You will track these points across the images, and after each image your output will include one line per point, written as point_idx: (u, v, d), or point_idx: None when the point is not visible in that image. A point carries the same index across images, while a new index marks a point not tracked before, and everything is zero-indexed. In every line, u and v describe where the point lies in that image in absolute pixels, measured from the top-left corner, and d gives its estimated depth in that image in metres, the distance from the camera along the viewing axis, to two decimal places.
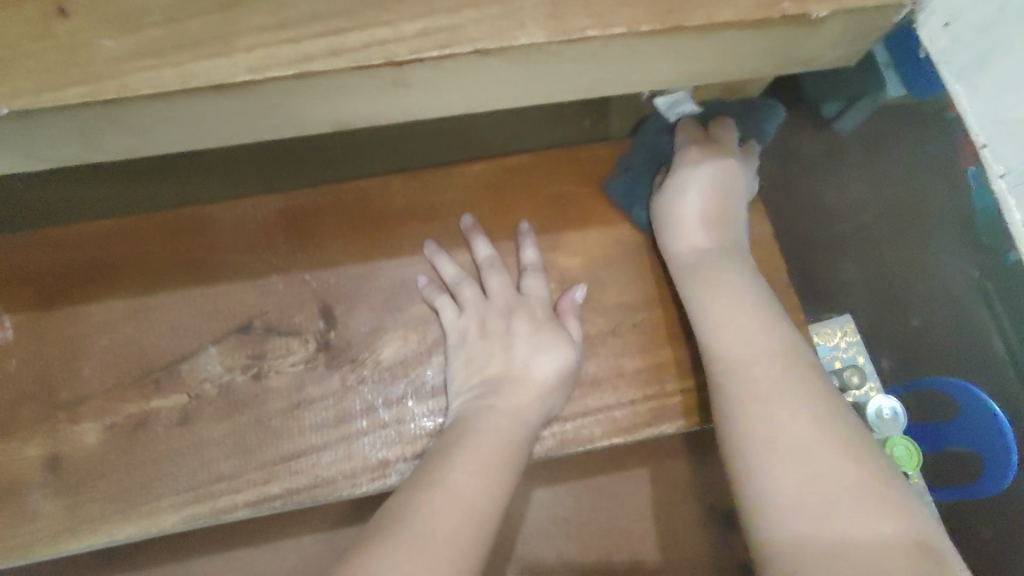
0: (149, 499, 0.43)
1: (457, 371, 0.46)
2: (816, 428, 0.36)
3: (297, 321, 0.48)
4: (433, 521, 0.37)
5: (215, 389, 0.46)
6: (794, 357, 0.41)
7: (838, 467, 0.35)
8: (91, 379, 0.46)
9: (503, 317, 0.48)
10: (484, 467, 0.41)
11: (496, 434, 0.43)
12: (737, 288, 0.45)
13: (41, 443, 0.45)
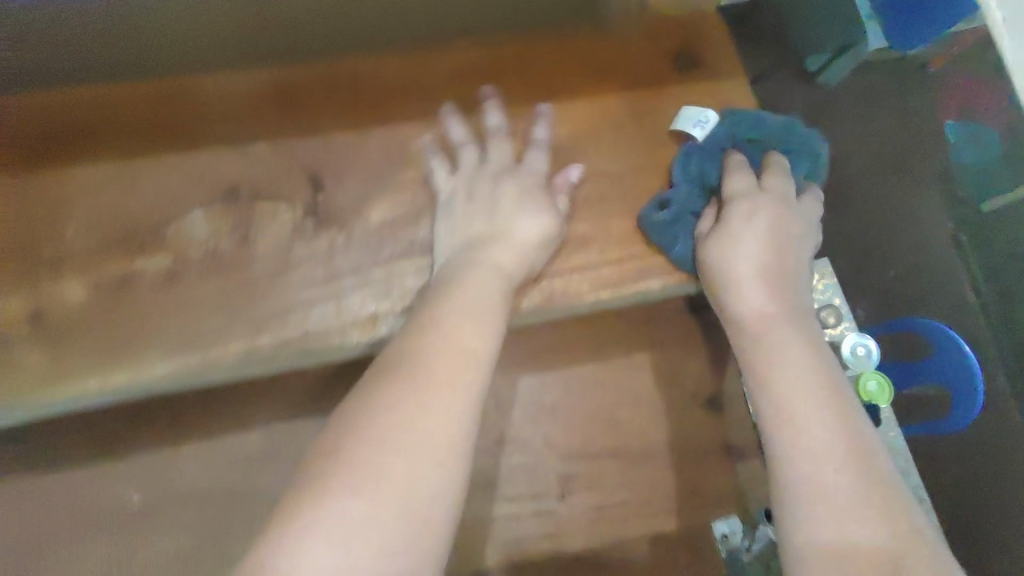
0: (138, 349, 0.44)
1: (454, 244, 0.45)
2: (890, 506, 0.34)
3: (283, 186, 0.48)
4: (394, 457, 0.31)
5: (200, 252, 0.46)
6: (851, 410, 0.37)
7: (898, 537, 0.32)
8: (74, 239, 0.46)
9: (500, 185, 0.47)
10: (454, 393, 0.34)
11: (474, 342, 0.37)
12: (809, 342, 0.40)
13: (26, 297, 0.44)
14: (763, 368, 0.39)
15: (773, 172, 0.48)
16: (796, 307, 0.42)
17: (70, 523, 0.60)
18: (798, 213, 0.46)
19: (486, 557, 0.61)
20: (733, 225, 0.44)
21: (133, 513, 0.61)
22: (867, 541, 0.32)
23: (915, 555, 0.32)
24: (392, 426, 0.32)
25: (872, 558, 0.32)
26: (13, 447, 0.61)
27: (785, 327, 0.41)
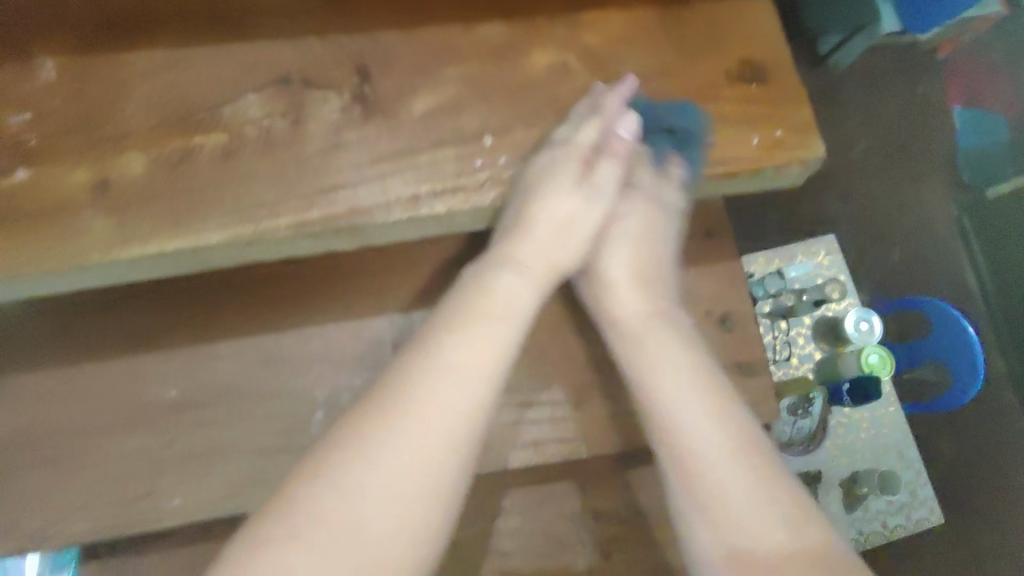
0: (196, 218, 0.46)
1: (494, 270, 0.56)
2: (746, 471, 0.51)
3: (333, 76, 0.50)
4: (399, 478, 0.46)
5: (257, 131, 0.48)
6: (720, 403, 0.54)
7: (758, 493, 0.50)
8: (134, 117, 0.48)
9: (555, 205, 0.56)
10: (448, 404, 0.48)
11: (464, 358, 0.50)
12: (681, 347, 0.57)
13: (90, 169, 0.47)
14: (657, 379, 0.56)
15: (633, 172, 0.61)
16: (658, 308, 0.61)
17: (110, 416, 0.62)
18: (661, 200, 0.61)
19: (507, 458, 0.64)
20: (618, 248, 0.62)
21: (167, 408, 0.62)
22: (735, 499, 0.50)
23: (768, 502, 0.50)
24: (397, 447, 0.46)
25: (738, 509, 0.50)
26: (48, 340, 0.62)
27: (659, 334, 0.59)
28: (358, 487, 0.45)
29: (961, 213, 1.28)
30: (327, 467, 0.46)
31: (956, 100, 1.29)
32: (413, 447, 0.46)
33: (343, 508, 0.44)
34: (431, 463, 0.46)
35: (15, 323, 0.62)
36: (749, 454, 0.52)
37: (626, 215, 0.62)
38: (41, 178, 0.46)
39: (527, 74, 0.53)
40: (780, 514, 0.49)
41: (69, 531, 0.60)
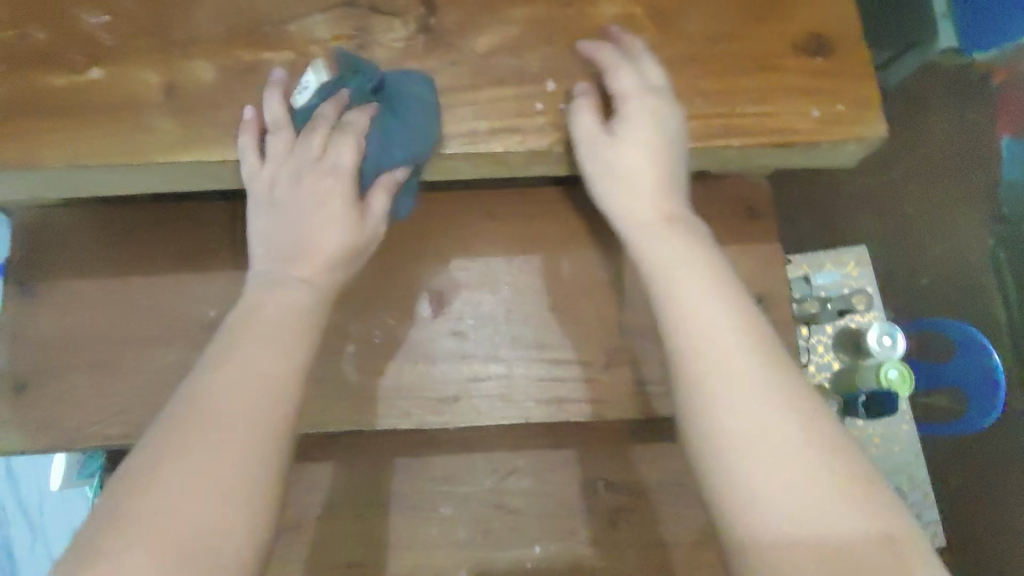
0: (258, 129, 0.47)
1: (321, 222, 0.48)
2: (800, 428, 0.40)
3: (400, 5, 0.50)
4: (207, 447, 0.38)
5: (324, 52, 0.50)
6: (764, 344, 0.44)
7: (814, 459, 0.39)
8: (204, 26, 0.49)
9: (316, 188, 0.48)
10: (277, 351, 0.43)
11: (262, 355, 0.42)
12: (699, 264, 0.47)
13: (158, 71, 0.47)
14: (687, 317, 0.45)
15: (624, 73, 0.50)
16: (669, 215, 0.50)
17: (149, 329, 0.63)
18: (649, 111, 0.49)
19: (530, 412, 0.64)
20: (586, 160, 0.50)
21: (203, 327, 0.63)
22: (790, 475, 0.39)
23: (836, 469, 0.39)
24: (199, 419, 0.39)
25: (790, 484, 0.39)
26: (99, 251, 0.64)
27: (681, 240, 0.49)
28: (151, 471, 0.37)
29: (996, 245, 1.15)
30: (116, 492, 0.37)
31: (1004, 130, 1.17)
32: (243, 404, 0.40)
33: (169, 517, 0.35)
34: (253, 410, 0.40)
35: (71, 231, 0.64)
36: (745, 403, 0.41)
37: (624, 116, 0.50)
38: (110, 76, 0.47)
39: (591, 23, 0.52)
40: (832, 458, 0.40)
41: (101, 435, 0.61)
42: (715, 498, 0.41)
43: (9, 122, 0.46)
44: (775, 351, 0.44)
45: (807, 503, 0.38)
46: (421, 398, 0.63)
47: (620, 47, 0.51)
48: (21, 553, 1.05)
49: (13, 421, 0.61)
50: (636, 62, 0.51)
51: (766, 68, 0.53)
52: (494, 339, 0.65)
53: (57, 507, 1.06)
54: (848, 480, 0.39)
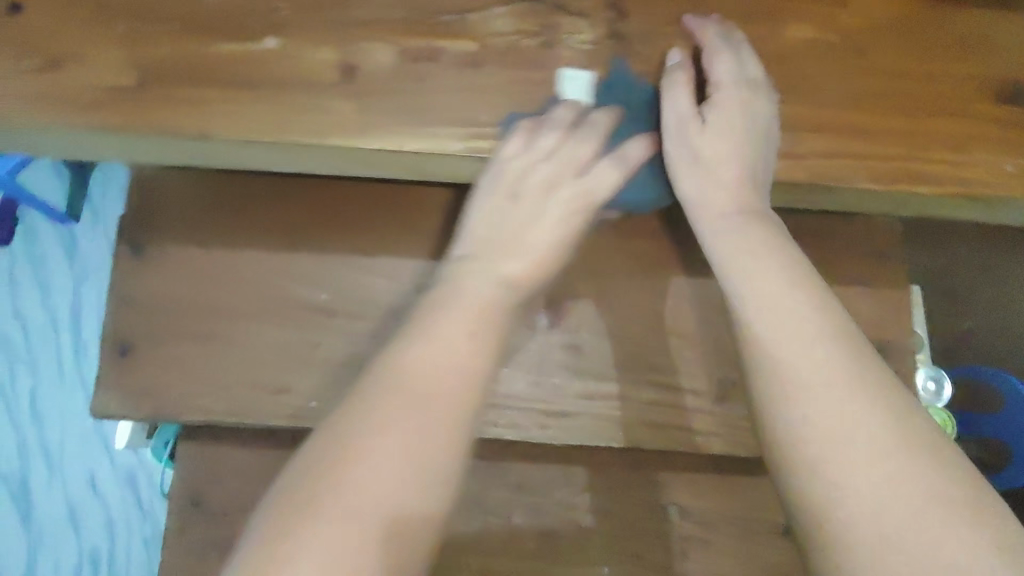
0: (435, 123, 0.45)
1: (536, 231, 0.49)
2: (880, 431, 0.37)
3: (586, 5, 0.48)
4: (406, 424, 0.38)
5: (501, 45, 0.46)
6: (837, 338, 0.41)
7: (896, 461, 0.37)
8: (382, 3, 0.45)
9: (546, 180, 0.49)
10: (469, 342, 0.43)
11: (445, 351, 0.42)
12: (766, 252, 0.45)
13: (333, 49, 0.44)
14: (754, 310, 0.43)
15: (723, 58, 0.47)
16: (746, 207, 0.48)
17: (257, 308, 0.60)
18: (736, 97, 0.47)
19: (636, 437, 0.62)
20: (675, 149, 0.48)
21: (311, 309, 0.60)
22: (873, 475, 0.36)
23: (926, 477, 0.36)
24: (405, 402, 0.39)
25: (881, 483, 0.36)
26: (209, 218, 0.61)
27: (756, 234, 0.47)
28: (351, 473, 0.37)
29: None
30: (326, 458, 0.37)
31: None
32: (419, 383, 0.40)
33: (360, 495, 0.36)
34: (447, 395, 0.40)
35: (181, 194, 0.62)
36: (812, 405, 0.39)
37: (716, 104, 0.48)
38: (284, 49, 0.44)
39: (780, 46, 0.49)
40: (920, 460, 0.37)
41: (203, 410, 0.59)
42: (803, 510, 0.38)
43: (179, 87, 0.43)
44: (861, 348, 0.41)
45: (898, 501, 0.35)
46: (529, 408, 0.62)
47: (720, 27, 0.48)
48: (37, 492, 1.04)
49: (113, 386, 0.59)
50: (741, 49, 0.48)
51: (965, 113, 0.49)
52: (608, 357, 0.63)
53: (75, 449, 1.06)
54: (954, 493, 0.36)
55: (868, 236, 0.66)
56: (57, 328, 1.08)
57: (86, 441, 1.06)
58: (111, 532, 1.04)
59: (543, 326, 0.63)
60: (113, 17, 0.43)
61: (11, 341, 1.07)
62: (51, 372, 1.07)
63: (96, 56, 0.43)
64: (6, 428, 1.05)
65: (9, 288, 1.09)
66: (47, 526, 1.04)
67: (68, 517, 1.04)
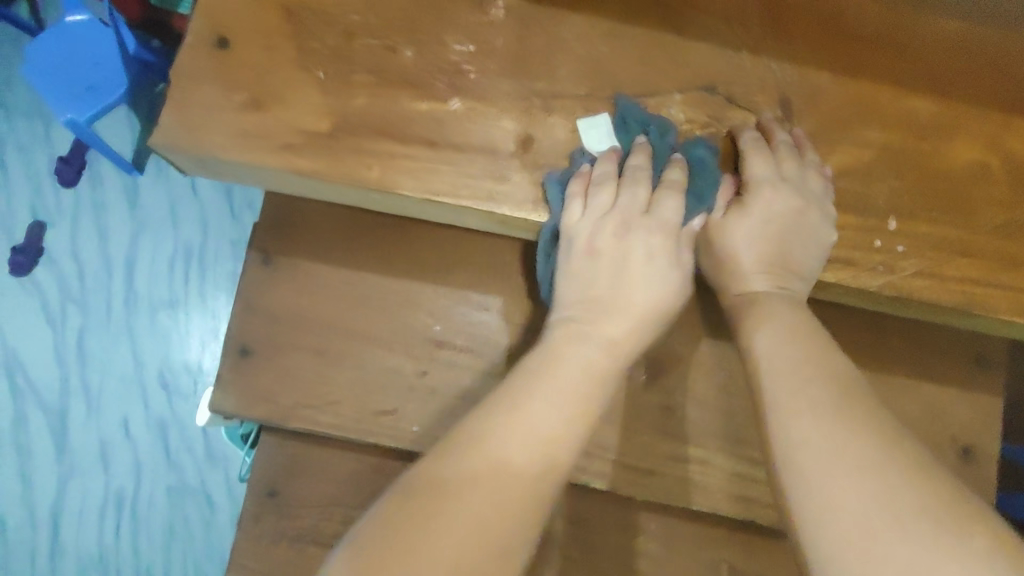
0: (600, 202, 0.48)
1: (637, 295, 0.49)
2: (865, 449, 0.40)
3: (756, 102, 0.50)
4: (483, 496, 0.40)
5: (674, 133, 0.49)
6: (804, 365, 0.45)
7: (881, 476, 0.38)
8: (566, 80, 0.48)
9: (614, 233, 0.48)
10: (569, 413, 0.44)
11: (556, 420, 0.43)
12: (787, 324, 0.48)
13: (517, 119, 0.48)
14: (763, 358, 0.47)
15: (759, 163, 0.49)
16: (777, 286, 0.50)
17: (373, 328, 0.62)
18: (762, 188, 0.49)
19: (717, 504, 0.63)
20: (709, 248, 0.52)
21: (427, 340, 0.62)
22: (853, 489, 0.38)
23: (912, 492, 0.37)
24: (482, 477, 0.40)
25: (861, 498, 0.38)
26: (342, 239, 0.64)
27: (785, 313, 0.49)
28: (428, 516, 0.38)
29: None
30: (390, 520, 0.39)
31: None
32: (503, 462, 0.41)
33: (435, 534, 0.38)
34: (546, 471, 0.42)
35: (317, 211, 0.64)
36: (800, 426, 0.42)
37: (750, 206, 0.50)
38: (473, 113, 0.47)
39: (943, 163, 0.50)
40: (867, 467, 0.39)
41: (310, 420, 0.62)
42: (796, 527, 0.40)
43: (368, 136, 0.46)
44: (849, 380, 0.44)
45: (879, 514, 0.37)
46: (617, 461, 0.63)
47: (773, 129, 0.50)
48: (74, 427, 1.09)
49: (231, 385, 0.62)
50: (777, 152, 0.49)
51: None
52: (701, 422, 0.64)
53: (113, 393, 1.10)
54: (882, 485, 0.38)
55: (963, 345, 0.66)
56: (109, 273, 1.12)
57: (124, 386, 1.11)
58: (138, 478, 1.09)
59: (641, 382, 0.64)
60: (315, 64, 0.47)
61: (66, 278, 1.12)
62: (100, 315, 1.11)
63: (296, 98, 0.46)
64: (52, 362, 1.10)
65: (72, 229, 1.13)
66: (80, 460, 1.09)
67: (100, 455, 1.09)
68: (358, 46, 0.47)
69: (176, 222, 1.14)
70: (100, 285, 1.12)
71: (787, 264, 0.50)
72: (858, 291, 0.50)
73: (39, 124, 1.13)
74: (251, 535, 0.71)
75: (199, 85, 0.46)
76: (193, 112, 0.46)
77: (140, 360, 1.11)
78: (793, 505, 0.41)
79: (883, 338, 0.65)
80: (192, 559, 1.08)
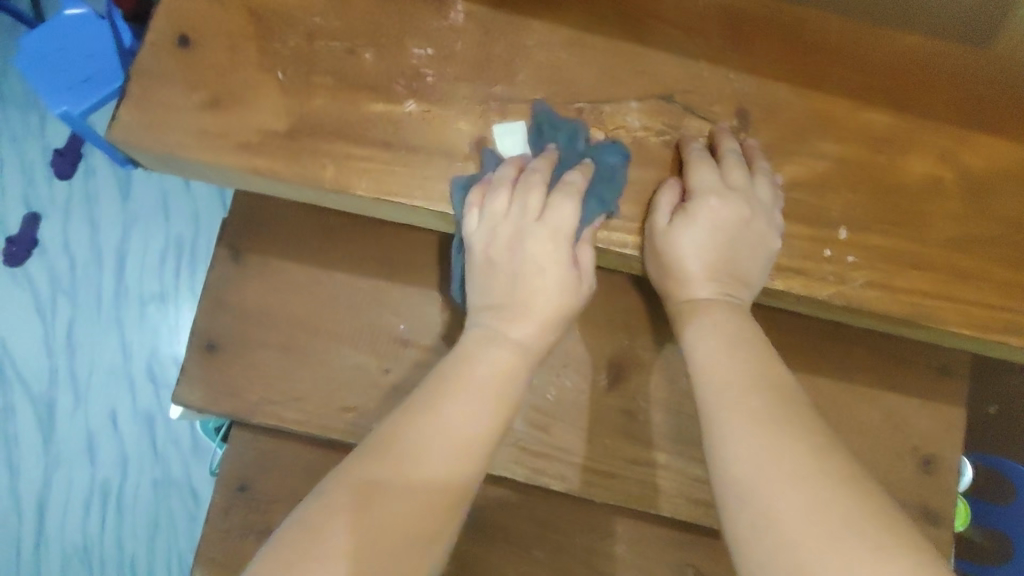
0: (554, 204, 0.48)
1: (534, 286, 0.50)
2: (797, 464, 0.40)
3: (714, 111, 0.51)
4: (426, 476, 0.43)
5: (629, 140, 0.50)
6: (743, 379, 0.45)
7: (811, 492, 0.39)
8: (524, 86, 0.49)
9: (512, 233, 0.49)
10: (471, 410, 0.46)
11: (469, 421, 0.46)
12: (729, 331, 0.48)
13: (475, 123, 0.48)
14: (707, 373, 0.47)
15: (704, 171, 0.49)
16: (724, 294, 0.50)
17: (339, 326, 0.63)
18: (712, 194, 0.49)
19: (678, 508, 0.64)
20: (652, 255, 0.50)
21: (392, 339, 0.63)
22: (785, 506, 0.39)
23: (840, 508, 0.38)
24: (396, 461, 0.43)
25: (792, 515, 0.38)
26: (311, 237, 0.64)
27: (732, 320, 0.49)
28: (361, 524, 0.41)
29: None
30: (326, 509, 0.41)
31: None
32: (439, 445, 0.44)
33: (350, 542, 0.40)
34: (462, 459, 0.45)
35: (287, 209, 0.65)
36: (737, 443, 0.43)
37: (695, 214, 0.49)
38: (431, 116, 0.48)
39: (898, 176, 0.51)
40: (799, 459, 0.40)
41: (275, 416, 0.62)
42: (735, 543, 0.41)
43: (326, 138, 0.47)
44: (786, 393, 0.44)
45: (808, 531, 0.37)
46: (578, 464, 0.64)
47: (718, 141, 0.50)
48: (61, 418, 1.10)
49: (198, 379, 0.62)
50: (725, 161, 0.49)
51: None
52: (663, 426, 0.64)
53: (101, 384, 1.11)
54: (811, 476, 0.40)
55: (926, 355, 0.67)
56: (97, 267, 1.13)
57: (113, 378, 1.11)
58: (124, 468, 1.10)
59: (604, 385, 0.64)
60: (276, 66, 0.47)
61: (57, 270, 1.12)
62: (90, 307, 1.12)
63: (256, 97, 0.47)
64: (41, 353, 1.11)
65: (63, 221, 1.13)
66: (65, 451, 1.10)
67: (84, 447, 1.10)
68: (319, 48, 0.48)
69: (167, 216, 1.14)
70: (87, 278, 1.13)
71: (733, 274, 0.50)
72: (815, 301, 0.50)
73: (28, 116, 1.14)
74: (219, 529, 0.71)
75: (161, 84, 0.47)
76: (156, 110, 0.47)
77: (129, 352, 1.12)
78: (733, 521, 0.41)
79: (846, 347, 0.65)
80: (176, 552, 1.09)
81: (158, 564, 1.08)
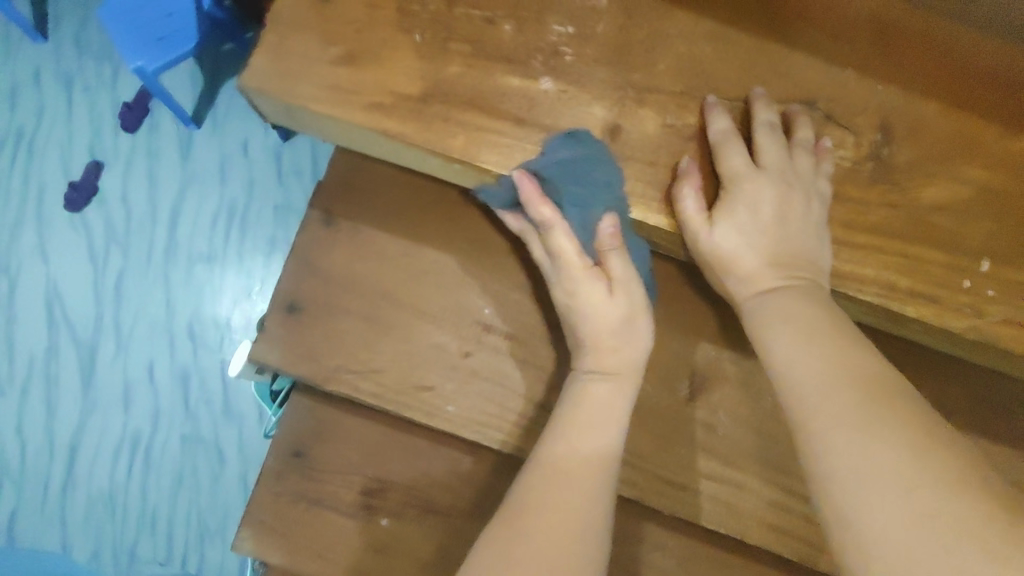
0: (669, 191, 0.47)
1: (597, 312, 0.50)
2: (895, 462, 0.37)
3: (857, 123, 0.48)
4: (573, 489, 0.47)
5: (766, 138, 0.47)
6: (828, 373, 0.42)
7: (912, 496, 0.36)
8: (662, 76, 0.47)
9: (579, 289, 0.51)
10: (609, 425, 0.50)
11: (605, 440, 0.49)
12: (808, 317, 0.45)
13: (608, 108, 0.47)
14: (787, 365, 0.44)
15: (734, 153, 0.46)
16: (792, 282, 0.47)
17: (423, 301, 0.62)
18: (771, 176, 0.47)
19: (747, 530, 0.62)
20: (701, 256, 0.49)
21: (476, 322, 0.61)
22: (886, 510, 0.36)
23: (945, 511, 0.35)
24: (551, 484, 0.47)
25: (893, 521, 0.36)
26: (404, 208, 0.63)
27: (806, 309, 0.45)
28: (515, 553, 0.44)
29: None
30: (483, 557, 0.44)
31: None
32: (574, 478, 0.47)
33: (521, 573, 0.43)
34: (598, 479, 0.48)
35: (383, 179, 0.64)
36: (825, 442, 0.40)
37: (730, 200, 0.47)
38: (565, 98, 0.46)
39: None
40: (896, 460, 0.37)
41: (350, 386, 0.61)
42: (834, 543, 0.38)
43: (458, 106, 0.46)
44: (870, 382, 0.41)
45: (910, 538, 0.35)
46: (651, 473, 0.61)
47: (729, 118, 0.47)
48: (102, 364, 1.12)
49: (276, 340, 0.62)
50: (758, 137, 0.47)
51: None
52: (743, 445, 0.62)
53: (144, 336, 1.12)
54: (916, 476, 0.36)
55: None
56: (154, 220, 1.14)
57: (156, 332, 1.12)
58: (155, 421, 1.11)
59: (685, 396, 0.62)
60: (414, 28, 0.46)
61: (113, 219, 1.14)
62: (140, 259, 1.13)
63: (390, 59, 0.46)
64: (89, 299, 1.12)
65: (124, 172, 1.15)
66: (103, 396, 1.11)
67: (122, 396, 1.11)
68: (458, 16, 0.47)
69: (226, 176, 1.15)
70: (143, 230, 1.14)
71: (849, 285, 0.47)
72: (942, 331, 0.47)
73: (104, 65, 1.16)
74: (272, 492, 0.69)
75: (297, 36, 0.46)
76: (287, 61, 0.46)
77: (172, 306, 1.13)
78: (829, 521, 0.39)
79: (951, 385, 0.61)
80: (198, 511, 1.09)
81: (179, 521, 1.09)
